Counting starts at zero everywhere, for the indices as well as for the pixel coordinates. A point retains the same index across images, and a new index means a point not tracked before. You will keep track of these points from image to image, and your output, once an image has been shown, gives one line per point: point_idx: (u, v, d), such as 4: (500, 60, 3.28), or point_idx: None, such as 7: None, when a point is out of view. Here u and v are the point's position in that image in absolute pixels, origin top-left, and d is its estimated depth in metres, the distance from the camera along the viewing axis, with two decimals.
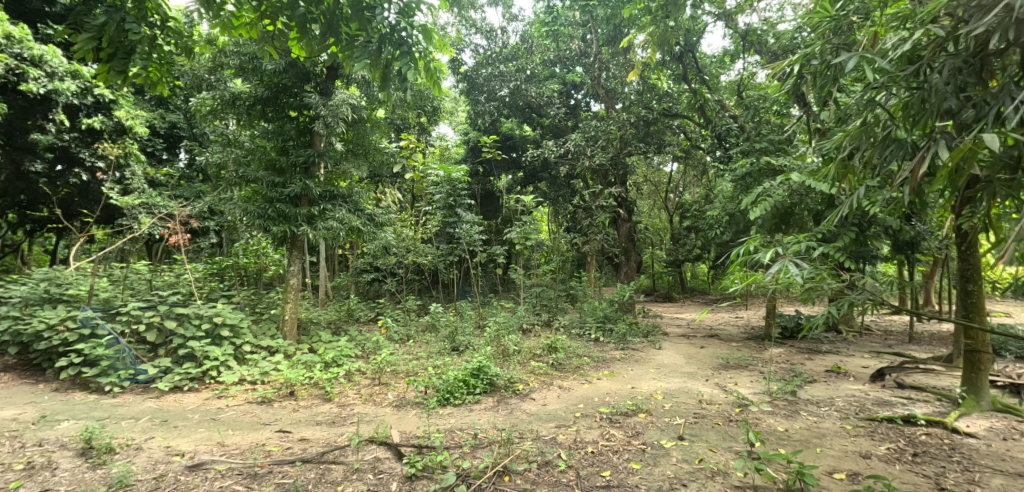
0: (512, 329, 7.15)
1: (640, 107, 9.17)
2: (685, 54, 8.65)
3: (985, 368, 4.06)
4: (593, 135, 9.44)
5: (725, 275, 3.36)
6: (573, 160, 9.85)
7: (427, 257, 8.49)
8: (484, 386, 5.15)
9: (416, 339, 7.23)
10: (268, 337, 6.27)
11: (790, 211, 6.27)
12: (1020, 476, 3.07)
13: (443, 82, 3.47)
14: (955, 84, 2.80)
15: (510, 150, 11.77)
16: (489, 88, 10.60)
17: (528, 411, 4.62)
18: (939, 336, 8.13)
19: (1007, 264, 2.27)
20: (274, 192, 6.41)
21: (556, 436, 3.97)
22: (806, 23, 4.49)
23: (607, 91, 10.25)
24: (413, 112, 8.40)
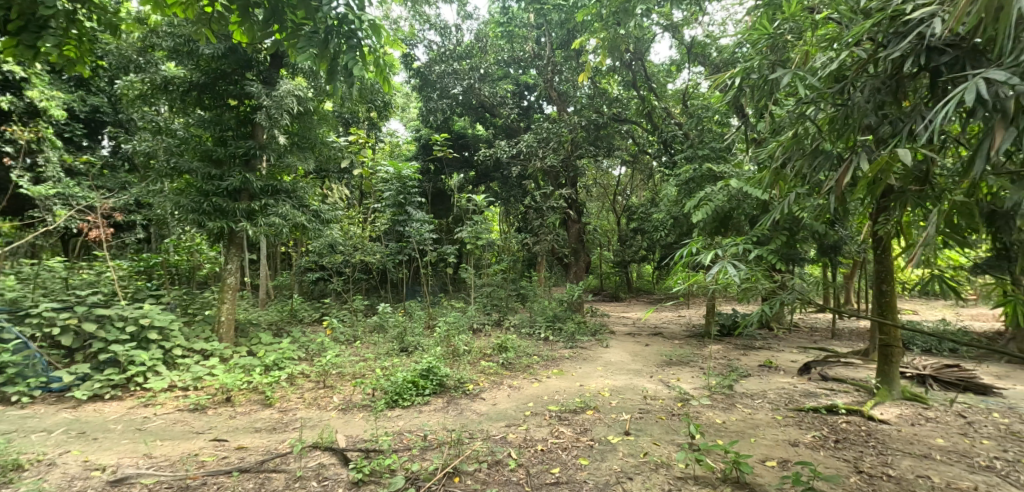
0: (462, 329, 7.18)
1: (591, 112, 9.45)
2: (633, 61, 9.07)
3: (896, 360, 4.45)
4: (545, 136, 9.60)
5: (670, 275, 3.53)
6: (525, 160, 9.94)
7: (375, 256, 8.37)
8: (433, 387, 5.17)
9: (364, 340, 7.15)
10: (201, 340, 6.06)
11: (729, 214, 6.59)
12: (925, 457, 3.40)
13: (394, 80, 3.44)
14: (875, 102, 3.05)
15: (463, 149, 11.84)
16: (442, 85, 10.45)
17: (477, 411, 4.68)
18: (859, 332, 8.78)
19: (916, 266, 2.52)
20: (211, 186, 6.18)
21: (506, 435, 4.06)
22: (744, 38, 4.79)
23: (559, 94, 10.52)
24: (363, 106, 8.30)
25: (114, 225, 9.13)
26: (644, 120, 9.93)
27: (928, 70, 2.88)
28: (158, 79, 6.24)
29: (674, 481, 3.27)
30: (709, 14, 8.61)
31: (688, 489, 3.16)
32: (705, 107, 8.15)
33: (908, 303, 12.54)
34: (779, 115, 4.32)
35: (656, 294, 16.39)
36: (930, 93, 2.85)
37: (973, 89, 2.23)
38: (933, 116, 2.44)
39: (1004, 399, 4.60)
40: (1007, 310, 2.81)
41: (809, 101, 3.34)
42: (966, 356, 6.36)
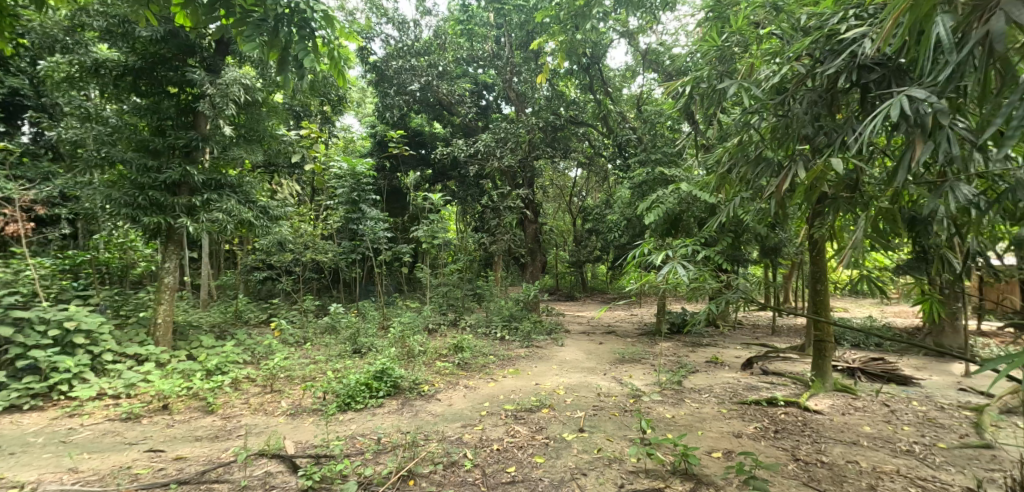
0: (416, 329, 7.15)
1: (549, 113, 9.63)
2: (591, 65, 9.34)
3: (829, 355, 4.76)
4: (503, 136, 9.59)
5: (624, 273, 3.66)
6: (482, 160, 9.85)
7: (327, 254, 8.20)
8: (387, 389, 5.14)
9: (315, 341, 7.00)
10: (134, 344, 5.80)
11: (679, 216, 6.84)
12: (854, 444, 3.66)
13: (347, 73, 3.53)
14: (811, 114, 3.25)
15: (419, 146, 11.75)
16: (399, 81, 10.36)
17: (433, 412, 4.70)
18: (797, 329, 9.30)
19: (846, 268, 2.74)
20: (146, 179, 5.90)
21: (462, 435, 4.10)
22: (696, 46, 4.99)
23: (518, 95, 10.62)
24: (316, 100, 8.15)
25: (35, 218, 8.48)
26: (600, 123, 10.17)
27: (859, 87, 3.10)
28: (88, 61, 5.88)
29: (627, 475, 3.39)
30: (663, 23, 8.92)
31: (639, 482, 3.29)
32: (658, 113, 8.43)
33: (840, 301, 13.35)
34: (725, 124, 4.51)
35: (610, 294, 16.77)
36: (861, 108, 3.07)
37: (896, 106, 2.43)
38: (862, 129, 2.64)
39: (922, 389, 4.98)
40: (924, 307, 3.07)
41: (753, 111, 3.55)
42: (890, 350, 6.84)
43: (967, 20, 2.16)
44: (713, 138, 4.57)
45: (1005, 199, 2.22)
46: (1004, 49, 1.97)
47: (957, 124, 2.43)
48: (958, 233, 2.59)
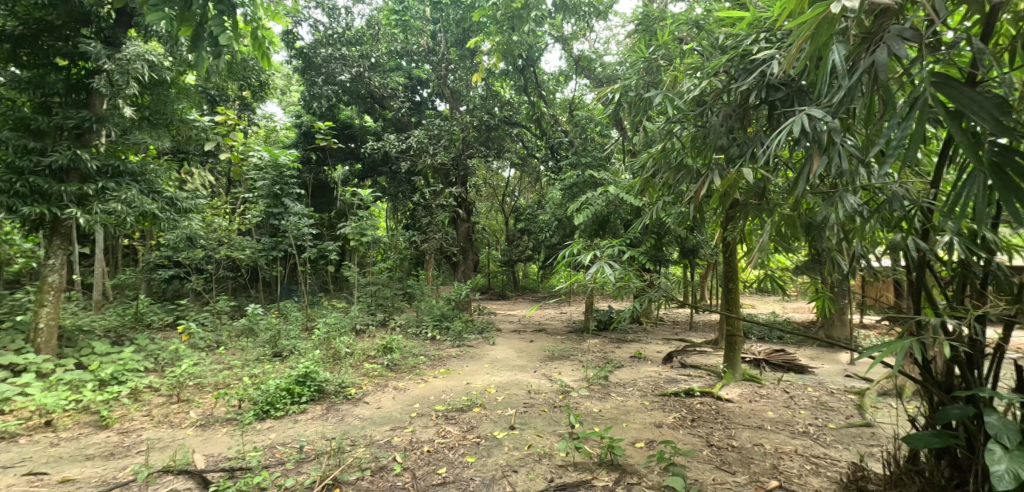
0: (343, 330, 6.99)
1: (483, 112, 9.69)
2: (526, 67, 9.55)
3: (739, 348, 5.16)
4: (437, 133, 9.53)
5: (554, 273, 3.80)
6: (414, 156, 9.68)
7: (243, 252, 7.74)
8: (311, 394, 5.03)
9: (230, 345, 6.66)
10: (9, 352, 5.28)
11: (607, 219, 7.13)
12: (759, 428, 4.02)
13: (273, 55, 3.58)
14: (726, 126, 3.51)
15: (348, 140, 11.21)
16: (327, 71, 9.89)
17: (360, 416, 4.65)
18: (711, 325, 9.98)
19: (754, 267, 3.02)
20: (26, 162, 5.35)
21: (391, 439, 4.10)
22: (626, 56, 5.25)
23: (452, 92, 10.63)
24: (233, 83, 7.79)
25: None
26: (533, 125, 10.41)
27: (767, 104, 3.38)
28: None
29: (556, 469, 3.52)
30: (595, 31, 9.26)
31: (568, 476, 3.42)
32: (589, 118, 8.77)
33: (748, 298, 14.42)
34: (651, 131, 4.75)
35: (541, 293, 17.12)
36: (768, 123, 3.36)
37: (797, 122, 2.68)
38: (768, 143, 2.90)
39: (815, 377, 5.51)
40: (819, 303, 3.41)
41: (676, 120, 3.80)
42: (790, 342, 7.48)
43: (856, 50, 2.44)
44: (639, 144, 4.79)
45: (883, 208, 2.52)
46: (884, 77, 2.26)
47: (847, 140, 2.74)
48: (846, 238, 2.90)
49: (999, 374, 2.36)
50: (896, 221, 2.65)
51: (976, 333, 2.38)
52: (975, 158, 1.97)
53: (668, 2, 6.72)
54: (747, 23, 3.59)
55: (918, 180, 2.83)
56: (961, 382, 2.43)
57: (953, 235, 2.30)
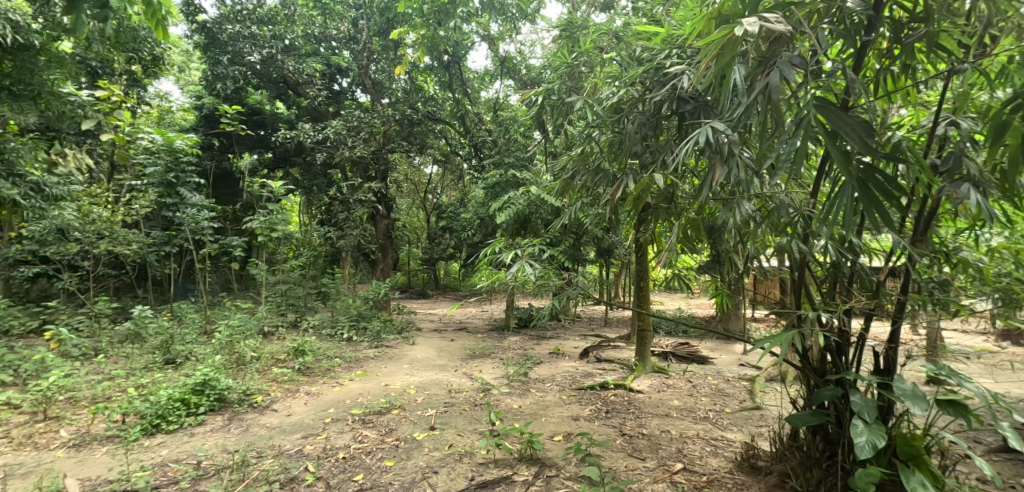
0: (249, 333, 6.61)
1: (405, 106, 9.51)
2: (451, 63, 9.51)
3: (649, 342, 5.49)
4: (356, 125, 9.16)
5: (475, 272, 3.85)
6: (332, 148, 9.33)
7: (129, 247, 6.91)
8: (210, 404, 4.73)
9: (112, 352, 6.05)
10: None
11: (528, 218, 7.31)
12: (667, 416, 4.32)
13: (169, 24, 3.37)
14: (641, 133, 3.64)
15: (257, 127, 10.51)
16: (234, 49, 9.10)
17: (268, 425, 4.45)
18: (623, 320, 10.51)
19: (663, 265, 3.26)
20: None
21: (302, 448, 3.96)
22: (549, 61, 5.42)
23: (374, 84, 10.37)
24: (123, 56, 7.10)
25: None
26: (456, 122, 10.44)
27: (677, 115, 3.48)
28: None
29: (477, 468, 3.56)
30: (521, 33, 9.43)
31: (489, 473, 3.47)
32: (512, 118, 8.95)
33: (658, 295, 15.28)
34: (571, 135, 4.90)
35: (462, 290, 17.19)
36: (677, 133, 3.53)
37: (703, 133, 2.89)
38: (677, 151, 3.09)
39: (715, 367, 5.97)
40: (718, 300, 3.72)
41: (595, 126, 3.96)
42: (693, 336, 8.03)
43: (754, 71, 2.69)
44: (560, 147, 4.94)
45: (773, 215, 2.82)
46: (777, 97, 2.51)
47: (744, 152, 3.00)
48: (741, 240, 3.19)
49: (861, 359, 2.74)
50: (782, 227, 2.95)
51: (844, 325, 2.73)
52: (846, 173, 2.27)
53: (591, 11, 7.00)
54: (662, 39, 3.78)
55: (801, 191, 3.18)
56: (832, 367, 2.79)
57: (828, 240, 2.62)
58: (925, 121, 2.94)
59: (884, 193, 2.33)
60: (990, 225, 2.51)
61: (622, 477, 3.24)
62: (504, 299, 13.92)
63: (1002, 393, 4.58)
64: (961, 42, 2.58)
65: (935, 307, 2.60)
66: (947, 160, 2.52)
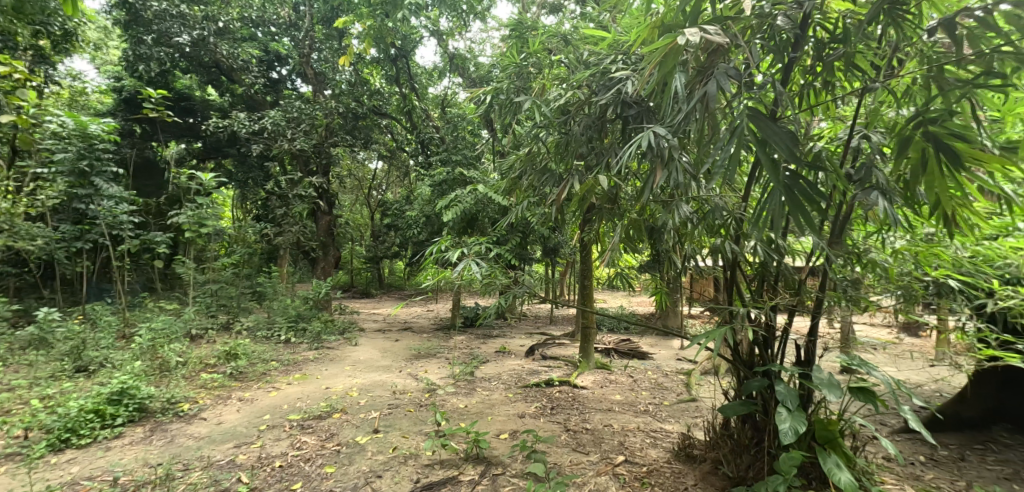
0: (173, 337, 6.24)
1: (350, 99, 9.31)
2: (399, 57, 9.42)
3: (592, 340, 5.65)
4: (296, 116, 8.88)
5: (420, 271, 3.78)
6: (269, 139, 8.78)
7: (34, 242, 6.48)
8: (129, 414, 4.45)
9: (10, 361, 5.43)
10: None
11: (474, 217, 7.34)
12: (610, 410, 4.47)
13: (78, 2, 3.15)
14: (587, 135, 3.62)
15: (186, 114, 9.78)
16: (160, 29, 8.35)
17: (196, 435, 4.24)
18: (568, 318, 10.74)
19: (606, 264, 3.37)
20: None
21: (233, 458, 3.79)
22: (497, 60, 5.45)
23: (315, 74, 10.06)
24: (28, 30, 6.42)
25: None
26: (403, 118, 10.34)
27: (621, 119, 3.52)
28: None
29: (422, 469, 3.50)
30: (470, 31, 9.45)
31: (434, 474, 3.43)
32: (461, 116, 8.98)
33: (601, 293, 15.74)
34: (518, 135, 4.95)
35: (408, 290, 17.01)
36: (622, 136, 3.51)
37: (646, 137, 3.00)
38: (621, 154, 3.20)
39: (654, 362, 6.22)
40: (657, 298, 3.86)
41: (542, 126, 3.99)
42: (634, 333, 8.33)
43: (693, 80, 2.84)
44: (507, 147, 4.98)
45: (709, 217, 2.99)
46: (713, 105, 2.67)
47: (683, 157, 3.14)
48: (679, 241, 3.33)
49: (785, 351, 2.96)
50: (716, 228, 3.14)
51: (770, 320, 2.94)
52: (775, 180, 2.46)
53: (540, 13, 7.12)
54: (608, 44, 3.85)
55: (733, 195, 3.36)
56: (759, 360, 3.00)
57: (757, 240, 2.81)
58: (842, 134, 3.19)
59: (806, 198, 2.55)
60: (895, 229, 2.77)
61: (567, 472, 3.33)
62: (451, 298, 13.89)
63: (904, 381, 5.06)
64: (874, 64, 2.81)
65: (848, 302, 2.85)
66: (860, 171, 2.75)
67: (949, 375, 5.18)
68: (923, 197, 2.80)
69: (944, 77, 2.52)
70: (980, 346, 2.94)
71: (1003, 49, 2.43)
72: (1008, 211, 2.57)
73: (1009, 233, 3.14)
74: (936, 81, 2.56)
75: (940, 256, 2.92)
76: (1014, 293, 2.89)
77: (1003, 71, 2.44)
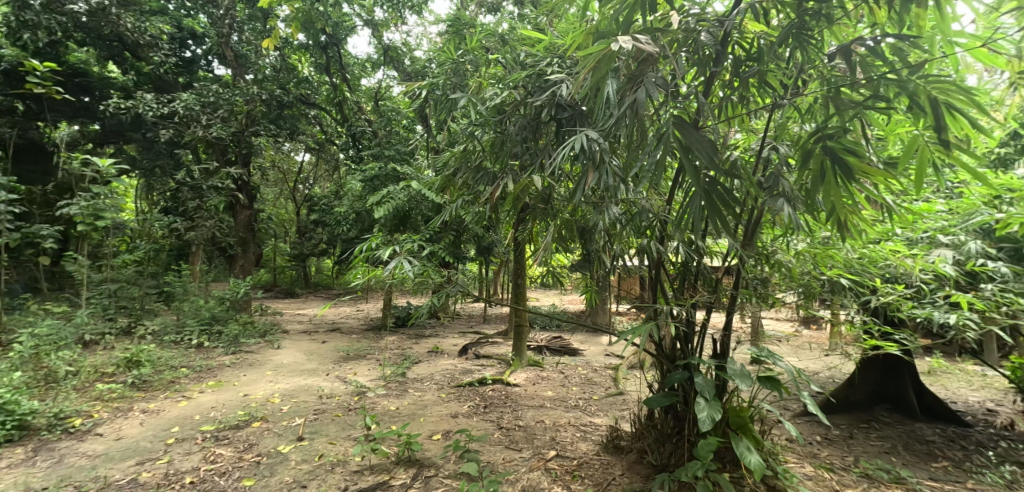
0: (63, 344, 5.53)
1: (275, 86, 8.74)
2: (329, 45, 8.95)
3: (524, 338, 5.73)
4: (213, 101, 8.03)
5: (349, 270, 3.62)
6: (184, 125, 7.88)
7: None
8: (7, 433, 3.89)
9: None
10: None
11: (407, 214, 7.19)
12: (541, 407, 4.56)
13: None
14: (522, 136, 3.65)
15: (82, 92, 8.29)
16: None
17: (90, 453, 3.80)
18: (501, 317, 10.82)
19: (539, 263, 3.41)
20: None
21: (137, 476, 3.45)
22: (433, 53, 5.36)
23: (236, 57, 9.18)
24: None
25: None
26: (332, 109, 9.90)
27: (555, 121, 3.58)
28: None
29: (351, 476, 3.38)
30: (406, 23, 9.24)
31: (364, 480, 3.32)
32: (395, 110, 8.77)
33: (532, 292, 15.96)
34: (454, 131, 4.89)
35: (336, 289, 16.35)
36: (556, 138, 3.58)
37: (579, 140, 3.08)
38: (555, 155, 3.26)
39: (584, 358, 6.43)
40: (587, 296, 3.98)
41: (478, 124, 3.97)
42: (565, 330, 8.57)
43: (624, 87, 2.96)
44: (442, 143, 4.92)
45: (637, 218, 3.14)
46: (643, 112, 2.81)
47: (613, 161, 3.26)
48: (609, 241, 3.46)
49: (702, 345, 3.18)
50: (643, 229, 3.30)
51: (691, 316, 3.15)
52: (698, 185, 2.64)
53: (480, 11, 7.16)
54: (545, 46, 3.92)
55: (658, 198, 3.54)
56: (680, 353, 3.21)
57: (679, 242, 3.01)
58: (754, 144, 3.48)
59: (723, 202, 2.77)
60: (798, 232, 3.07)
61: (500, 470, 3.36)
62: (379, 297, 13.50)
63: (803, 369, 5.62)
64: (783, 83, 3.09)
65: (757, 299, 3.13)
66: (769, 179, 3.02)
67: (840, 363, 5.81)
68: (821, 204, 3.10)
69: (840, 98, 2.80)
70: (864, 336, 3.35)
71: (888, 76, 2.75)
72: (889, 219, 2.93)
73: (890, 239, 3.58)
74: (834, 101, 2.85)
75: (834, 257, 3.26)
76: (891, 290, 3.32)
77: (887, 95, 2.75)
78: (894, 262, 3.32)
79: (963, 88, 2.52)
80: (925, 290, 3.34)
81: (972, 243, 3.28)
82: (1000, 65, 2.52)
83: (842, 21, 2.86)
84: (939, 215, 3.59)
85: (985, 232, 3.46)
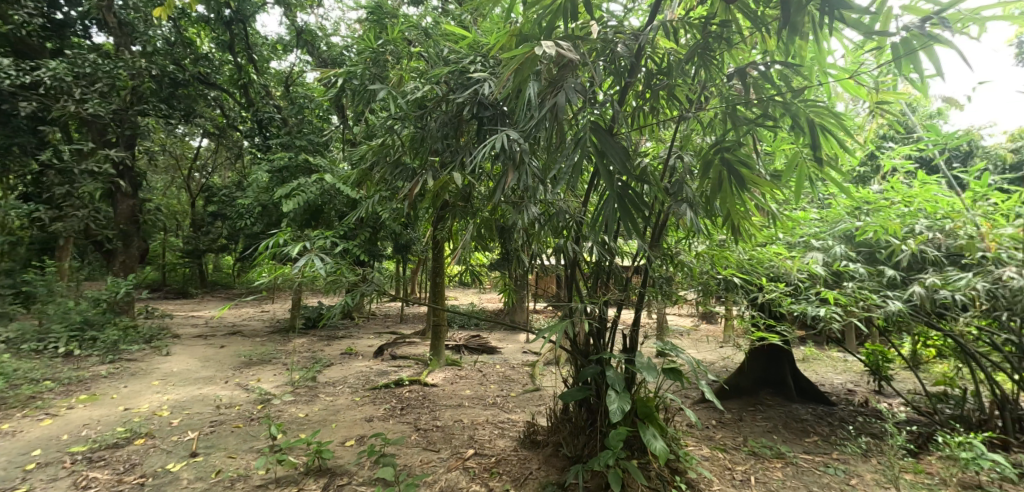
0: None
1: (167, 61, 7.77)
2: (234, 22, 8.28)
3: (442, 337, 5.65)
4: (88, 72, 6.90)
5: (254, 266, 3.34)
6: (51, 97, 6.72)
7: None
8: None
9: None
10: None
11: (320, 208, 6.79)
12: (459, 406, 4.54)
13: None
14: (443, 133, 3.58)
15: None
16: None
17: None
18: (418, 316, 10.59)
19: (458, 261, 3.37)
20: None
21: None
22: (350, 38, 5.09)
23: (120, 25, 7.74)
24: None
25: None
26: (235, 92, 9.01)
27: (476, 120, 3.56)
28: None
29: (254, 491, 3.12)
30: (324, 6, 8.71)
31: None
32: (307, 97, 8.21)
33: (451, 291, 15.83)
34: (373, 123, 4.69)
35: (238, 289, 15.01)
36: (477, 136, 3.56)
37: (499, 139, 3.09)
38: (475, 154, 3.25)
39: (501, 356, 6.48)
40: (505, 294, 4.02)
41: (398, 118, 3.83)
42: (484, 328, 8.59)
43: (545, 91, 3.02)
44: (360, 135, 4.69)
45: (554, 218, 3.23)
46: (562, 117, 2.88)
47: (532, 162, 3.31)
48: (528, 240, 3.52)
49: (614, 340, 3.35)
50: (560, 229, 3.40)
51: (603, 313, 3.30)
52: (612, 190, 2.79)
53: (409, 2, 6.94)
54: (468, 43, 3.89)
55: (575, 199, 3.66)
56: (593, 348, 3.36)
57: (594, 243, 3.14)
58: (663, 153, 3.75)
59: (634, 206, 2.94)
60: (699, 235, 3.34)
61: (417, 472, 3.30)
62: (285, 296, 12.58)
63: (701, 360, 6.14)
64: (688, 97, 3.34)
65: (662, 296, 3.38)
66: (674, 186, 3.26)
67: (733, 353, 6.43)
68: (718, 210, 3.41)
69: (736, 114, 3.09)
70: (754, 328, 3.75)
71: (776, 99, 3.07)
72: (773, 224, 3.30)
73: (773, 242, 4.09)
74: (730, 117, 3.14)
75: (728, 258, 3.65)
76: (775, 288, 3.75)
77: (774, 115, 3.08)
78: (778, 263, 3.75)
79: (834, 113, 2.89)
80: (802, 287, 3.80)
81: (837, 246, 3.80)
82: (863, 95, 2.93)
83: (739, 45, 3.16)
84: (812, 222, 4.16)
85: (847, 238, 4.07)
